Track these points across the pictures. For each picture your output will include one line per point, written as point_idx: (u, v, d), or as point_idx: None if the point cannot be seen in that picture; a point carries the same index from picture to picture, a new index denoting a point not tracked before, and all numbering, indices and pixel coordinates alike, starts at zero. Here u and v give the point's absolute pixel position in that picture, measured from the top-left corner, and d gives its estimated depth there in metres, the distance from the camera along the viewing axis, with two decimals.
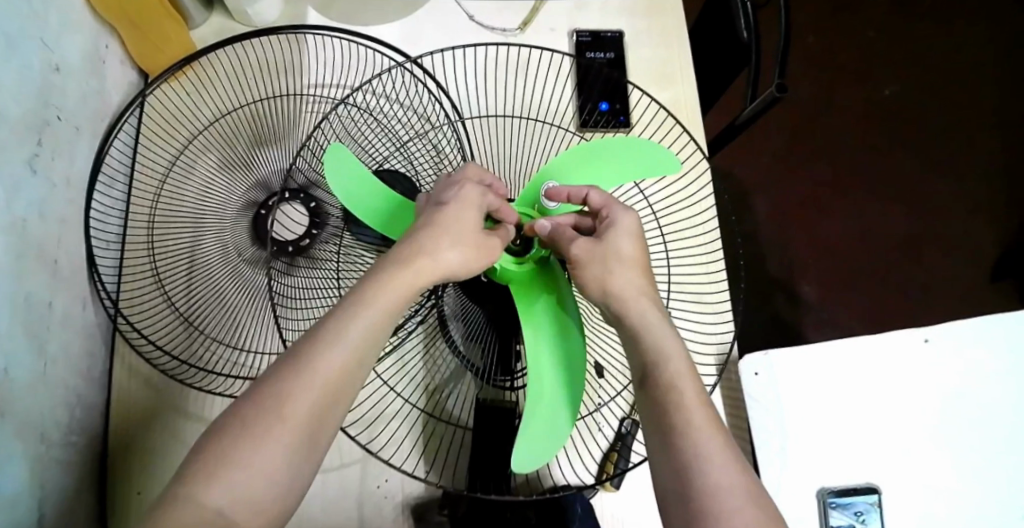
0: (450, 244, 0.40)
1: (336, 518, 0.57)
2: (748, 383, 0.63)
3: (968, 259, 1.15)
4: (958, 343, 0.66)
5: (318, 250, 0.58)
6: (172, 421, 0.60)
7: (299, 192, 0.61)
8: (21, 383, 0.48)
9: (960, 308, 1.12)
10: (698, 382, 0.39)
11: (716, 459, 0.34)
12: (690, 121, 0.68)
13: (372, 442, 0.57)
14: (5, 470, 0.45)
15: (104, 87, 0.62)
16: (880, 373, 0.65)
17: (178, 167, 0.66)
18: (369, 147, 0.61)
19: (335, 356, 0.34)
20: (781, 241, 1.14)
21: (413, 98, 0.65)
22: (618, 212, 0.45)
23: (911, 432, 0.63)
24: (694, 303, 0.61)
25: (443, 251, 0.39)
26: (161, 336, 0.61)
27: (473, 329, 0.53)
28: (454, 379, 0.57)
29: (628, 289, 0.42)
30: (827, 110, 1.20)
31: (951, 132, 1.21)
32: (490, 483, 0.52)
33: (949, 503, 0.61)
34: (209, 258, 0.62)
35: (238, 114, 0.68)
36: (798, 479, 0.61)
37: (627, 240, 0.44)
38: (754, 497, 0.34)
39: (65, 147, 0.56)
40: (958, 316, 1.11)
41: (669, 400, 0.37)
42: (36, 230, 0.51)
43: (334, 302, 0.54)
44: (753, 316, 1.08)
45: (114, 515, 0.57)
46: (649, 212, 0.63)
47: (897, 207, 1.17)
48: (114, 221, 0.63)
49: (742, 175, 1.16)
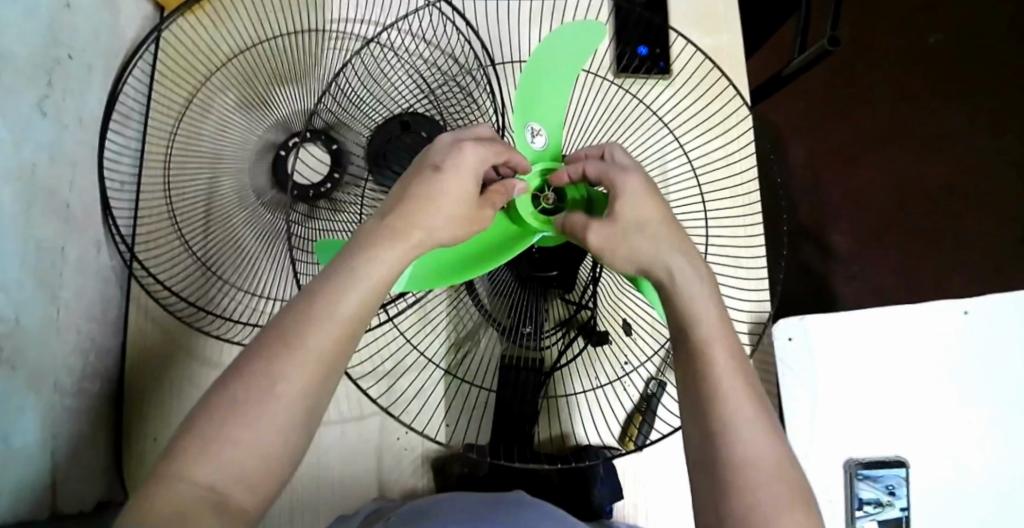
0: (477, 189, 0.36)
1: (355, 468, 0.56)
2: (779, 348, 0.61)
3: (1002, 224, 1.11)
4: (1000, 313, 0.63)
5: (340, 196, 0.57)
6: (188, 369, 0.59)
7: (321, 132, 0.58)
8: (30, 333, 0.46)
9: (989, 275, 1.10)
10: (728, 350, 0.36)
11: (756, 432, 0.33)
12: (731, 67, 0.64)
13: (393, 404, 0.56)
14: (18, 418, 0.44)
15: (116, 20, 0.59)
16: (915, 344, 0.62)
17: (194, 106, 0.64)
18: (392, 90, 0.58)
19: (355, 302, 0.31)
20: (811, 205, 1.10)
21: (441, 38, 0.62)
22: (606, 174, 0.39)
23: (945, 406, 0.61)
24: (730, 266, 0.60)
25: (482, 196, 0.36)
26: (178, 282, 0.60)
27: (500, 286, 0.50)
28: (478, 335, 0.54)
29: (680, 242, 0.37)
30: (866, 68, 1.14)
31: (996, 91, 1.15)
32: (513, 450, 0.50)
33: (979, 476, 0.60)
34: (226, 201, 0.60)
35: (256, 51, 0.65)
36: (825, 447, 0.60)
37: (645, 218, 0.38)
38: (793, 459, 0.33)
39: (78, 87, 0.54)
40: (986, 282, 1.09)
41: (712, 370, 0.35)
42: (49, 175, 0.50)
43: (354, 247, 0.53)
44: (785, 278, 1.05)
45: (130, 461, 0.57)
46: (687, 167, 0.61)
47: (934, 171, 1.12)
48: (129, 162, 0.61)
49: (777, 131, 1.11)
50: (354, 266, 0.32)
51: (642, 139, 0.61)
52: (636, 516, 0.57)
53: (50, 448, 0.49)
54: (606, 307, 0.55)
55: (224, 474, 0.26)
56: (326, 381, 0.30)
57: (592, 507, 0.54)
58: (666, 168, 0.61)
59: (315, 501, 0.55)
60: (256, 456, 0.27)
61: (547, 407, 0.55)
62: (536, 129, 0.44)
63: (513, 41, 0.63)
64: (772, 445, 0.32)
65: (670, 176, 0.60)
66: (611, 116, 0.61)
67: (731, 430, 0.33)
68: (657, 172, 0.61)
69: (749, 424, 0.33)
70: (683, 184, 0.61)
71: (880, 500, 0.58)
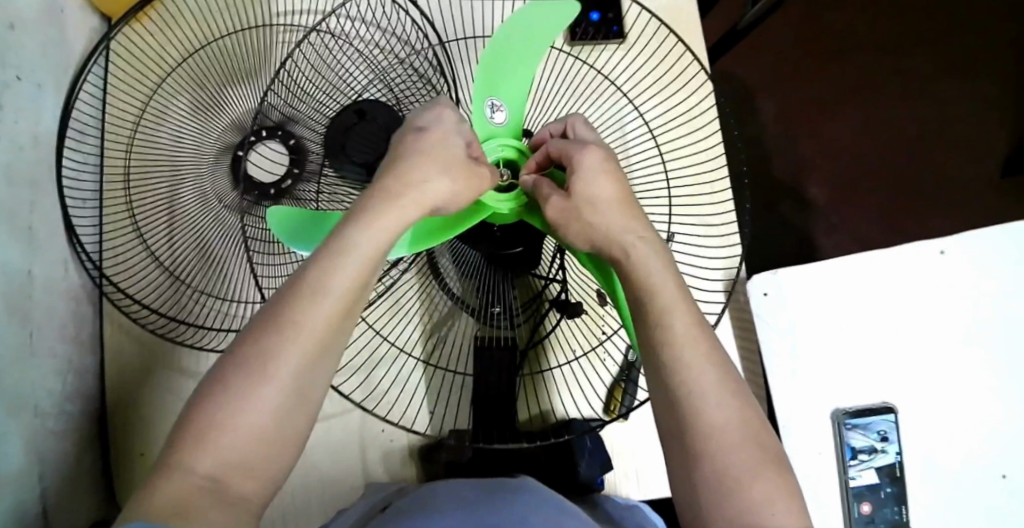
0: (420, 184, 0.36)
1: (343, 463, 0.56)
2: (756, 304, 0.60)
3: (978, 158, 1.11)
4: (975, 251, 0.63)
5: (300, 191, 0.56)
6: (170, 381, 0.59)
7: (276, 129, 0.57)
8: (3, 360, 0.46)
9: (971, 209, 1.09)
10: (688, 315, 0.36)
11: (706, 383, 0.34)
12: (686, 24, 0.63)
13: (369, 397, 0.55)
14: (1, 446, 0.44)
15: (62, 35, 0.57)
16: (892, 290, 0.62)
17: (150, 113, 0.62)
18: (345, 79, 0.58)
19: (316, 319, 0.31)
20: (787, 158, 1.09)
21: (393, 22, 0.61)
22: (577, 153, 0.40)
23: (927, 347, 0.61)
24: (700, 225, 0.60)
25: (435, 188, 0.36)
26: (150, 294, 0.59)
27: (466, 269, 0.50)
28: (450, 318, 0.54)
29: (627, 230, 0.38)
30: (833, 12, 1.13)
31: (965, 23, 1.14)
32: (493, 433, 0.49)
33: (965, 414, 0.60)
34: (189, 207, 0.59)
35: (208, 52, 0.64)
36: (813, 400, 0.60)
37: (596, 195, 0.39)
38: (753, 421, 0.34)
39: (29, 107, 0.52)
40: (968, 218, 1.09)
41: (672, 345, 0.35)
42: (7, 198, 0.49)
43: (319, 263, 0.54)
44: (766, 232, 1.05)
45: (118, 475, 0.57)
46: (645, 131, 0.61)
47: (908, 112, 1.11)
48: (89, 178, 0.60)
49: (746, 84, 1.10)
50: (307, 275, 0.31)
51: (599, 107, 0.61)
52: (626, 486, 0.57)
53: (35, 472, 0.48)
54: (576, 280, 0.55)
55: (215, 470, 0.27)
56: (296, 403, 0.30)
57: (580, 482, 0.54)
58: (625, 134, 0.61)
59: (306, 499, 0.55)
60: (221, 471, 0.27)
61: (529, 387, 0.56)
62: (496, 105, 0.45)
63: (462, 20, 0.63)
64: (729, 417, 0.33)
65: (630, 144, 0.60)
66: (568, 89, 0.61)
67: (688, 391, 0.34)
68: (618, 139, 0.61)
69: (711, 397, 0.34)
70: (642, 148, 0.60)
71: (872, 448, 0.58)
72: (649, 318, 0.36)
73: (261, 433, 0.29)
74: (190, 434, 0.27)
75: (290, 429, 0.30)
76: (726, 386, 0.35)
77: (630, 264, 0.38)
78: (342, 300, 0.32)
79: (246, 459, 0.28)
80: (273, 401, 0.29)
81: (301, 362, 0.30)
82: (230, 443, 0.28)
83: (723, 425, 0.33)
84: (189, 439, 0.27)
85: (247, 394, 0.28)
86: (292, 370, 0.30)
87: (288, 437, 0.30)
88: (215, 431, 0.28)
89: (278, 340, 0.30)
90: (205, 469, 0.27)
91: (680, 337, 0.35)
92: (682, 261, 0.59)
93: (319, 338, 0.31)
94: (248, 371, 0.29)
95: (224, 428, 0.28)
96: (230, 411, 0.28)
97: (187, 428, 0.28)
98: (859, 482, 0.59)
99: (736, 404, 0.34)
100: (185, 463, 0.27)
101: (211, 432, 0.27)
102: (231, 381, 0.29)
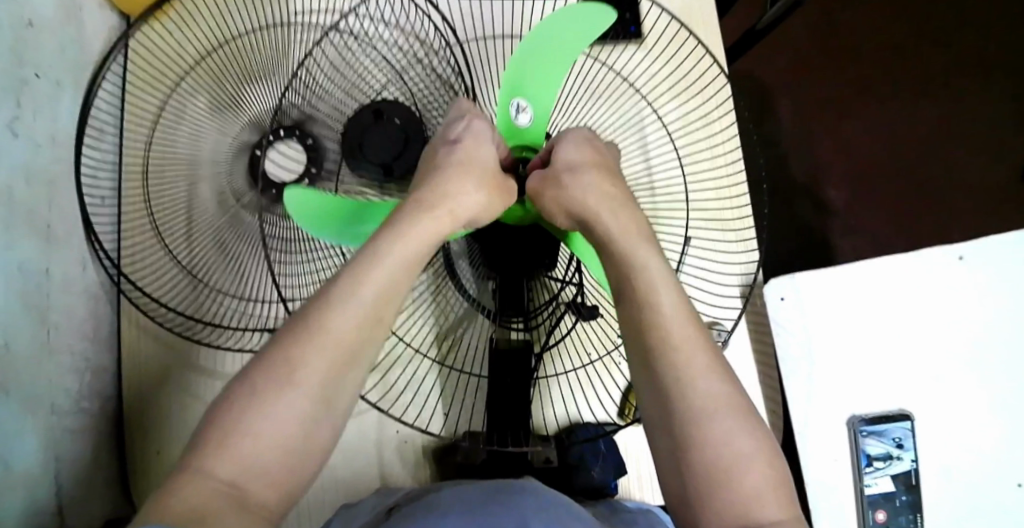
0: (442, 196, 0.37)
1: (357, 463, 0.56)
2: (774, 309, 0.60)
3: (997, 162, 1.09)
4: (995, 257, 0.62)
5: (319, 190, 0.56)
6: (187, 379, 0.59)
7: (293, 128, 0.56)
8: (21, 357, 0.46)
9: (989, 213, 1.08)
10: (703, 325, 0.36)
11: (724, 391, 0.34)
12: (704, 26, 0.63)
13: (383, 399, 0.56)
14: (19, 441, 0.45)
15: (80, 34, 0.58)
16: (910, 295, 0.61)
17: (167, 112, 0.63)
18: (362, 78, 0.58)
19: (340, 330, 0.31)
20: (801, 161, 1.08)
21: (410, 23, 0.62)
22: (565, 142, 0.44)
23: (945, 354, 0.61)
24: (717, 227, 0.59)
25: None
26: (166, 292, 0.59)
27: (482, 270, 0.50)
28: (466, 322, 0.53)
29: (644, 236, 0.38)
30: (848, 14, 1.12)
31: (984, 24, 1.12)
32: (507, 435, 0.49)
33: (985, 421, 0.59)
34: (206, 206, 0.60)
35: (224, 51, 0.64)
36: (829, 407, 0.59)
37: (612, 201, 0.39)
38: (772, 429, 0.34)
39: (47, 104, 0.53)
40: (986, 222, 1.07)
41: (689, 352, 0.35)
42: (26, 196, 0.49)
43: (340, 258, 0.55)
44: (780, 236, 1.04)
45: (133, 470, 0.57)
46: (664, 134, 0.60)
47: (925, 114, 1.10)
48: (107, 176, 0.60)
49: (761, 86, 1.09)
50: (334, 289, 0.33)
51: (617, 109, 0.61)
52: (640, 491, 0.57)
53: (51, 467, 0.49)
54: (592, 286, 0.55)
55: (240, 471, 0.27)
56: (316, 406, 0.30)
57: (593, 484, 0.54)
58: (645, 137, 0.60)
59: (321, 498, 0.55)
60: (239, 473, 0.27)
61: (535, 393, 0.55)
62: (522, 106, 0.45)
63: (479, 20, 0.63)
64: (749, 425, 0.33)
65: (650, 148, 0.60)
66: (588, 90, 0.61)
67: (707, 397, 0.33)
68: (637, 142, 0.60)
69: (731, 404, 0.33)
70: (661, 151, 0.60)
71: (888, 454, 0.57)
72: (668, 324, 0.36)
73: (285, 432, 0.29)
74: (213, 436, 0.28)
75: (311, 433, 0.30)
76: (743, 393, 0.35)
77: (647, 270, 0.38)
78: (363, 313, 0.32)
79: (266, 462, 0.28)
80: (295, 405, 0.29)
81: (324, 372, 0.30)
82: (249, 447, 0.28)
83: (742, 433, 0.33)
84: (209, 442, 0.27)
85: (271, 394, 0.29)
86: (316, 378, 0.30)
87: (306, 440, 0.30)
88: (234, 433, 0.28)
89: (303, 348, 0.30)
90: (222, 472, 0.27)
91: (697, 344, 0.35)
92: (698, 265, 0.59)
93: (344, 349, 0.31)
94: (273, 377, 0.29)
95: (242, 431, 0.28)
96: (254, 415, 0.28)
97: (210, 430, 0.28)
98: (875, 489, 0.58)
99: (753, 412, 0.34)
100: (206, 469, 0.27)
101: (231, 435, 0.28)
102: (256, 387, 0.29)
